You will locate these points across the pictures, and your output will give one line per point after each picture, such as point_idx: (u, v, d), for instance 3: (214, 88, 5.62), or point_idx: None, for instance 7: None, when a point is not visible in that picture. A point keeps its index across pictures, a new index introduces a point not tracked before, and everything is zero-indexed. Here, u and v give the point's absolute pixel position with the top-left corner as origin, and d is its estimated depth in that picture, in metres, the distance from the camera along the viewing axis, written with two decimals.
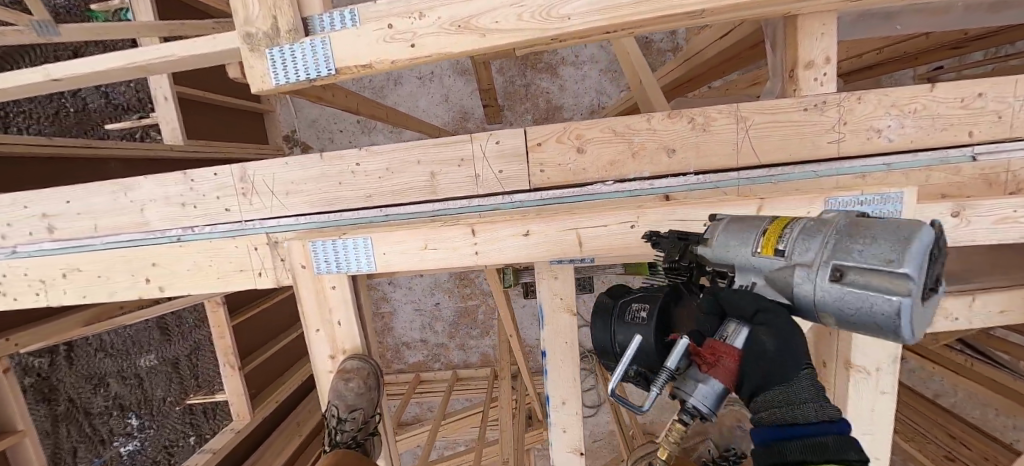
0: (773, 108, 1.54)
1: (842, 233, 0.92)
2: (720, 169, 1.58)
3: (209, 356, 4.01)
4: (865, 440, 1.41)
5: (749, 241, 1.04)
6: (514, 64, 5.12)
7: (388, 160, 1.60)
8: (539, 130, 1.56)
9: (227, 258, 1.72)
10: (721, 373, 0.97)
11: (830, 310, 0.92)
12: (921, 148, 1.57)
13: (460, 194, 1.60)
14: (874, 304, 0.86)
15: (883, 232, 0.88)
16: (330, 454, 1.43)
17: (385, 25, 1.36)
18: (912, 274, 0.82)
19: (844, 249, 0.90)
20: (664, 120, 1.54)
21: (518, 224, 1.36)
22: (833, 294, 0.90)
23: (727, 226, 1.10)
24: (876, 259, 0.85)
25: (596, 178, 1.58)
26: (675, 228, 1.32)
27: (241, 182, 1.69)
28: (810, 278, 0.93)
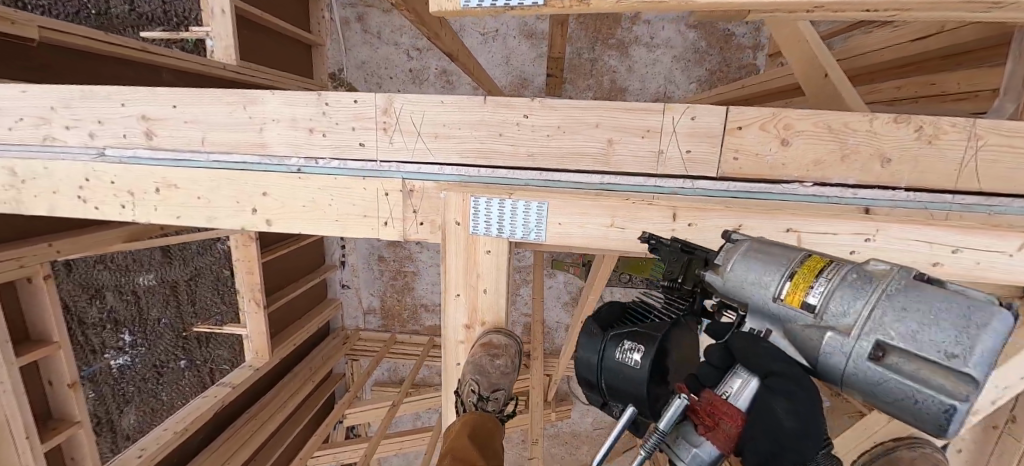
0: (1014, 131, 1.35)
1: (894, 299, 0.73)
2: (932, 189, 1.40)
3: (208, 285, 3.72)
4: None
5: (771, 282, 0.86)
6: (585, 33, 4.67)
7: (562, 117, 1.38)
8: (743, 112, 1.37)
9: (353, 199, 1.53)
10: (721, 440, 0.80)
11: (863, 388, 0.76)
12: None
13: (638, 170, 1.41)
14: (917, 398, 0.71)
15: (945, 308, 0.70)
16: (464, 415, 1.26)
17: None
18: (978, 377, 0.66)
19: (894, 322, 0.72)
20: (889, 124, 1.35)
21: (735, 217, 1.21)
22: (868, 376, 0.74)
23: (746, 253, 0.92)
24: (937, 349, 0.68)
25: (793, 176, 1.40)
26: (919, 250, 1.18)
27: (383, 116, 1.47)
28: (844, 348, 0.76)
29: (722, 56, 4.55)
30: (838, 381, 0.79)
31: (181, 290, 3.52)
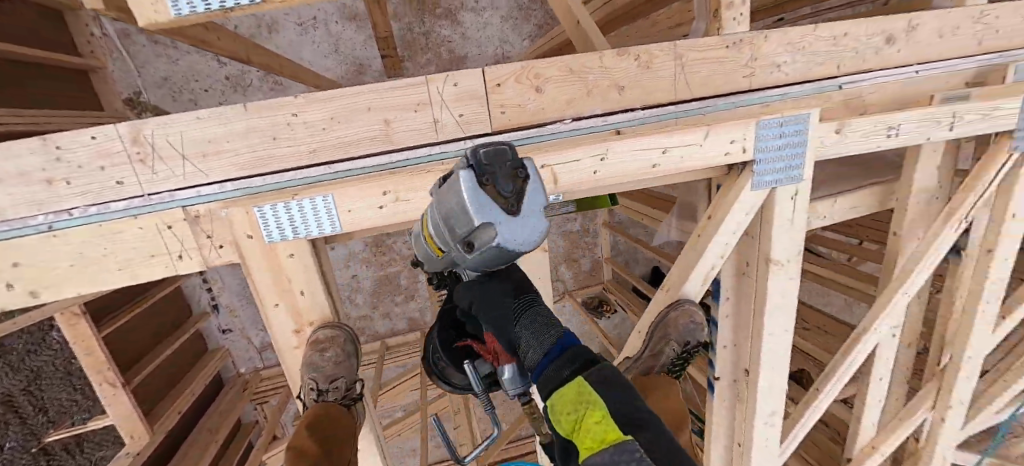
0: (703, 46, 1.70)
1: (444, 213, 1.02)
2: (662, 103, 1.72)
3: (51, 386, 3.18)
4: (779, 313, 1.75)
5: (430, 248, 1.21)
6: (410, 9, 4.67)
7: (330, 109, 1.53)
8: (497, 70, 1.57)
9: (132, 245, 1.51)
10: (502, 359, 1.25)
11: (491, 263, 1.04)
12: (805, 79, 1.88)
13: (418, 141, 1.59)
14: (488, 248, 0.98)
15: (455, 194, 0.98)
16: (309, 412, 1.42)
17: None
18: (484, 217, 0.94)
19: (450, 228, 1.01)
20: (614, 58, 1.63)
21: None
22: (478, 257, 1.02)
23: (417, 239, 1.28)
24: (461, 221, 0.97)
25: (554, 117, 1.65)
26: (640, 156, 1.42)
27: (140, 149, 1.52)
28: (455, 250, 1.05)
29: (544, 10, 4.85)
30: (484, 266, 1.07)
31: (27, 400, 3.00)
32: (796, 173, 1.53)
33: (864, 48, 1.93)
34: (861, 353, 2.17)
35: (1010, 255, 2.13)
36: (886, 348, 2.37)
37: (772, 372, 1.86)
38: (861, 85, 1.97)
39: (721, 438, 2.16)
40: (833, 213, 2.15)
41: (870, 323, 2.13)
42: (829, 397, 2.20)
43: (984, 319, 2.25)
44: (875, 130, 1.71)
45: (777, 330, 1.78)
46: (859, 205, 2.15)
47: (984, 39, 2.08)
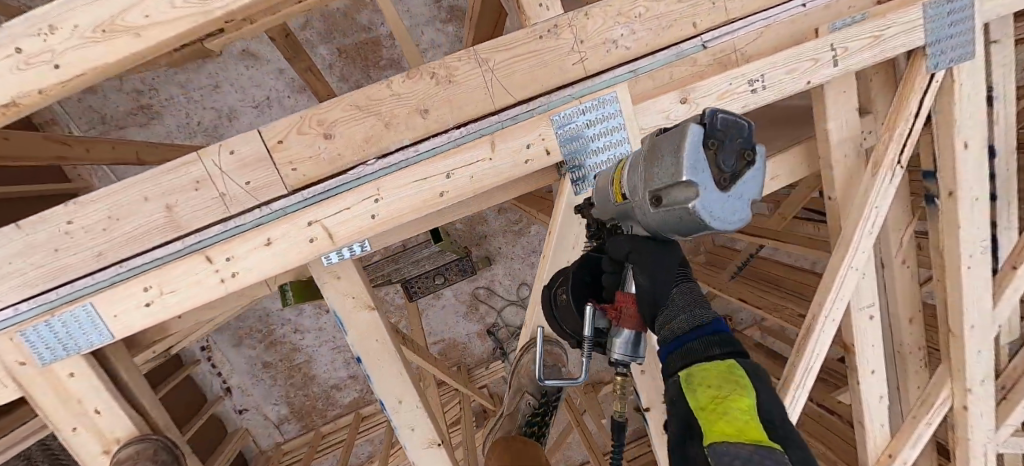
0: (508, 44, 1.48)
1: (646, 159, 0.89)
2: (479, 116, 1.46)
3: None
4: None
5: (608, 189, 1.08)
6: (350, 44, 4.12)
7: (106, 208, 1.40)
8: (274, 126, 1.41)
9: None
10: (626, 322, 1.05)
11: (671, 227, 0.87)
12: (656, 49, 1.58)
13: (209, 220, 1.41)
14: (682, 215, 0.82)
15: (667, 143, 0.82)
16: None
17: (12, 50, 1.15)
18: (694, 178, 0.78)
19: (648, 174, 0.88)
20: (404, 82, 1.44)
21: None
22: (664, 216, 0.86)
23: (596, 186, 1.16)
24: (668, 174, 0.82)
25: (356, 161, 1.43)
26: None
27: None
28: (640, 202, 0.92)
29: None
30: (664, 229, 0.90)
31: None
32: (623, 161, 1.46)
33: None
34: (821, 343, 1.65)
35: (980, 194, 1.72)
36: (867, 333, 1.85)
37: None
38: (730, 38, 1.65)
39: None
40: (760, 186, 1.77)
41: (818, 313, 1.65)
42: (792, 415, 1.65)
43: (975, 277, 1.79)
44: (723, 91, 1.51)
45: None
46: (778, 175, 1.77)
47: None
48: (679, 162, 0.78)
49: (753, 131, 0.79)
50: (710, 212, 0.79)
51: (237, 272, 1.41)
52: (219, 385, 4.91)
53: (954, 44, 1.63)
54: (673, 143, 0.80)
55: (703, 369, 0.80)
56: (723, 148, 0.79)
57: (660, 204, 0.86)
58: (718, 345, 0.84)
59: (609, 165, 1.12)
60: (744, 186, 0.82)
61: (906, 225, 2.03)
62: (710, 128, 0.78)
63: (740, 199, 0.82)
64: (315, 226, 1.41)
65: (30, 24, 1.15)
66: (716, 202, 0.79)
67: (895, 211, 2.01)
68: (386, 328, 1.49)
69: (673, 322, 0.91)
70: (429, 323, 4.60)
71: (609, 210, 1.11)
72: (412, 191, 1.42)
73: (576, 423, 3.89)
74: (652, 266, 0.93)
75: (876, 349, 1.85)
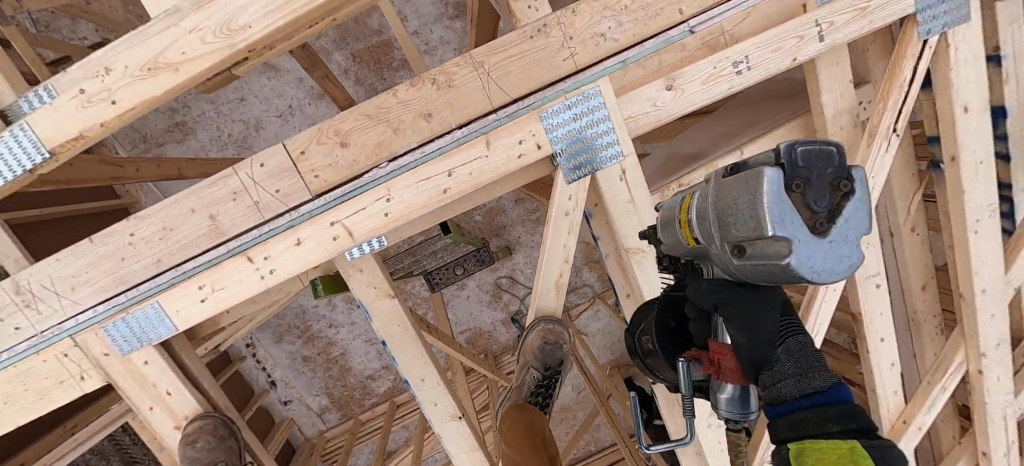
0: (502, 46, 1.56)
1: (718, 208, 0.95)
2: (478, 116, 1.57)
3: None
4: None
5: (678, 231, 1.15)
6: (364, 50, 4.31)
7: (160, 220, 1.60)
8: (297, 140, 1.58)
9: (40, 375, 1.66)
10: (728, 374, 1.07)
11: (755, 274, 0.93)
12: (644, 38, 1.59)
13: (247, 226, 1.60)
14: (770, 267, 0.88)
15: (743, 196, 0.88)
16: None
17: (78, 91, 1.35)
18: (781, 233, 0.83)
19: (726, 224, 0.94)
20: (408, 90, 1.57)
21: None
22: (749, 267, 0.93)
23: (664, 221, 1.22)
24: (750, 227, 0.87)
25: (370, 165, 1.58)
26: None
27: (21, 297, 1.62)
28: (719, 251, 0.99)
29: None
30: (750, 277, 0.96)
31: None
32: (613, 154, 1.53)
33: None
34: (825, 313, 1.72)
35: (984, 158, 1.72)
36: (873, 299, 1.90)
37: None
38: (717, 20, 1.60)
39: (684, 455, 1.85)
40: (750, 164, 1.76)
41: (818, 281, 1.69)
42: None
43: (987, 241, 1.80)
44: (711, 73, 1.54)
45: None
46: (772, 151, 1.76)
47: None
48: (763, 214, 0.84)
49: (840, 153, 0.88)
50: (804, 264, 0.85)
51: (271, 270, 1.60)
52: (266, 379, 5.27)
53: (949, 9, 1.61)
54: (752, 191, 0.87)
55: (826, 449, 0.81)
56: (811, 186, 0.86)
57: (746, 253, 0.92)
58: (842, 422, 0.85)
59: (676, 208, 1.18)
60: (843, 225, 0.87)
61: (913, 192, 2.01)
62: (792, 166, 0.87)
63: (842, 239, 0.88)
64: (336, 225, 1.58)
65: (89, 69, 1.34)
66: (814, 254, 0.85)
67: (900, 179, 2.01)
68: (407, 314, 1.66)
69: (787, 385, 0.92)
70: (456, 312, 4.79)
71: (683, 248, 1.18)
72: (420, 190, 1.56)
73: (600, 401, 4.05)
74: (750, 316, 0.96)
75: (885, 315, 1.91)
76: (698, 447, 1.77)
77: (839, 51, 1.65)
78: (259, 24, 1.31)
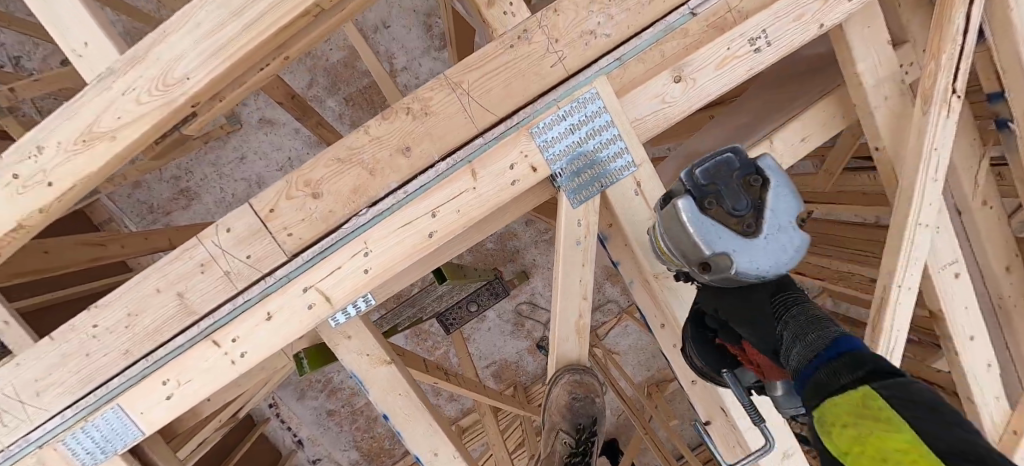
0: (480, 61, 1.36)
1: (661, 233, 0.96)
2: (462, 143, 1.36)
3: None
4: None
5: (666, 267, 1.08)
6: (355, 91, 4.21)
7: (124, 305, 1.43)
8: (264, 197, 1.40)
9: None
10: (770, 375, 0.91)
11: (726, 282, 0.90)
12: (640, 29, 1.37)
13: (217, 300, 1.41)
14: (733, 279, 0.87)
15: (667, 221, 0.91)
16: None
17: (10, 176, 1.20)
18: (706, 243, 0.85)
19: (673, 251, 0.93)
20: (381, 125, 1.38)
21: None
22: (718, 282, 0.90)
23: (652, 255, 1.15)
24: (686, 248, 0.88)
25: (348, 214, 1.38)
26: None
27: None
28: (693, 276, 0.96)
29: None
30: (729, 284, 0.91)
31: None
32: (623, 163, 1.30)
33: None
34: (905, 315, 1.41)
35: None
36: (954, 291, 1.60)
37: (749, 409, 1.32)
38: None
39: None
40: (782, 152, 1.51)
41: (890, 278, 1.40)
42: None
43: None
44: (722, 57, 1.31)
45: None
46: (811, 132, 1.50)
47: None
48: (694, 238, 0.87)
49: (736, 156, 0.87)
50: (754, 264, 0.84)
51: (242, 354, 1.40)
52: (292, 439, 5.05)
53: None
54: (673, 218, 0.89)
55: (837, 402, 0.62)
56: (722, 195, 0.85)
57: (707, 272, 0.88)
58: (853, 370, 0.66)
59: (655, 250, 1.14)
60: (772, 216, 0.85)
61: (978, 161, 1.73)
62: (697, 187, 0.87)
63: (781, 228, 0.85)
64: (311, 291, 1.37)
65: (19, 151, 1.19)
66: (755, 252, 0.84)
67: (959, 146, 1.73)
68: (407, 380, 1.44)
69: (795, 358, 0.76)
70: (479, 347, 4.53)
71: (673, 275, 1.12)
72: (403, 237, 1.35)
73: (644, 430, 3.73)
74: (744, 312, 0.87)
75: (971, 311, 1.60)
76: None
77: (871, 11, 1.40)
78: (198, 74, 1.14)
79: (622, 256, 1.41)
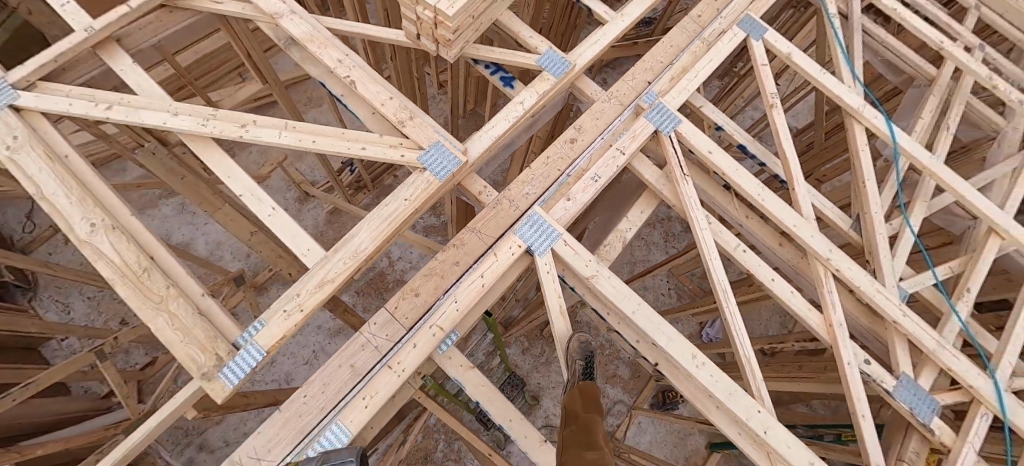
0: (481, 216, 2.96)
1: None
2: (482, 252, 2.85)
3: None
4: (642, 306, 2.61)
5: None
6: None
7: (321, 380, 2.58)
8: (391, 302, 2.75)
9: None
10: None
11: None
12: (548, 186, 3.07)
13: (373, 361, 2.61)
14: None
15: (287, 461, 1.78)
16: None
17: (280, 312, 2.52)
18: None
19: None
20: (442, 255, 2.86)
21: (405, 346, 2.47)
22: None
23: None
24: None
25: (435, 298, 2.74)
26: (471, 292, 2.55)
27: None
28: None
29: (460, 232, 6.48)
30: None
31: None
32: (557, 235, 2.71)
33: (566, 151, 3.21)
34: (722, 274, 2.90)
35: (736, 168, 3.13)
36: (750, 260, 3.08)
37: (662, 331, 2.59)
38: (578, 166, 3.14)
39: (709, 406, 2.66)
40: (633, 222, 3.11)
41: (705, 257, 2.90)
42: (735, 314, 2.83)
43: (774, 202, 3.09)
44: (585, 185, 2.91)
45: (642, 302, 2.62)
46: (641, 210, 3.14)
47: (623, 101, 3.43)
48: None
49: None
50: None
51: (404, 367, 2.45)
52: None
53: (669, 120, 3.18)
54: None
55: None
56: None
57: None
58: None
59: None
60: None
61: (734, 202, 3.34)
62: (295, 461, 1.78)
63: None
64: (433, 327, 2.50)
65: (284, 300, 2.54)
66: None
67: (721, 198, 3.36)
68: (487, 378, 2.57)
69: None
70: None
71: None
72: (468, 291, 2.56)
73: None
74: None
75: (762, 267, 3.05)
76: (705, 391, 2.59)
77: (641, 157, 3.19)
78: (368, 246, 2.65)
79: (574, 282, 2.80)
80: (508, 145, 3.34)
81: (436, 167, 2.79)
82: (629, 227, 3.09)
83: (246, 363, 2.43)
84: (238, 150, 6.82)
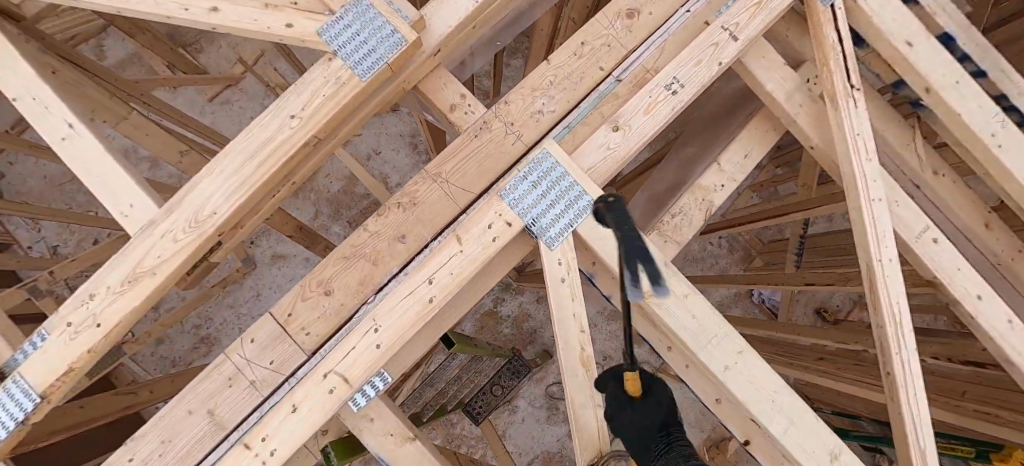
0: (450, 153, 1.62)
1: None
2: (447, 221, 1.56)
3: None
4: (746, 355, 1.32)
5: None
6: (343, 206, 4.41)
7: (155, 436, 1.44)
8: (282, 303, 1.56)
9: None
10: None
11: None
12: (578, 100, 1.67)
13: (246, 410, 1.48)
14: None
15: None
16: None
17: (65, 325, 1.38)
18: None
19: None
20: (375, 222, 1.58)
21: (277, 410, 1.28)
22: None
23: None
24: None
25: (357, 304, 1.53)
26: (411, 313, 1.29)
27: None
28: None
29: None
30: None
31: None
32: (585, 203, 1.36)
33: (619, 34, 1.74)
34: (896, 289, 1.43)
35: (954, 76, 1.58)
36: (946, 257, 1.55)
37: (776, 408, 1.29)
38: (636, 63, 1.70)
39: None
40: (730, 172, 1.70)
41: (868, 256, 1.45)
42: (913, 369, 1.40)
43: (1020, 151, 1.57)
44: (649, 102, 1.48)
45: (742, 345, 1.33)
46: (748, 150, 1.71)
47: None
48: None
49: None
50: None
51: (272, 448, 1.28)
52: None
53: None
54: None
55: None
56: None
57: None
58: None
59: None
60: None
61: (912, 141, 1.85)
62: None
63: None
64: (332, 375, 1.30)
65: (74, 302, 1.39)
66: None
67: (893, 135, 1.87)
68: (438, 459, 1.40)
69: None
70: (516, 443, 4.12)
71: None
72: (404, 309, 1.31)
73: None
74: None
75: (967, 272, 1.53)
76: None
77: (761, 46, 1.67)
78: (224, 208, 1.40)
79: (612, 287, 1.50)
80: (510, 21, 1.88)
81: (355, 52, 1.42)
82: (723, 183, 1.68)
83: (8, 412, 1.36)
84: (205, 40, 4.84)
